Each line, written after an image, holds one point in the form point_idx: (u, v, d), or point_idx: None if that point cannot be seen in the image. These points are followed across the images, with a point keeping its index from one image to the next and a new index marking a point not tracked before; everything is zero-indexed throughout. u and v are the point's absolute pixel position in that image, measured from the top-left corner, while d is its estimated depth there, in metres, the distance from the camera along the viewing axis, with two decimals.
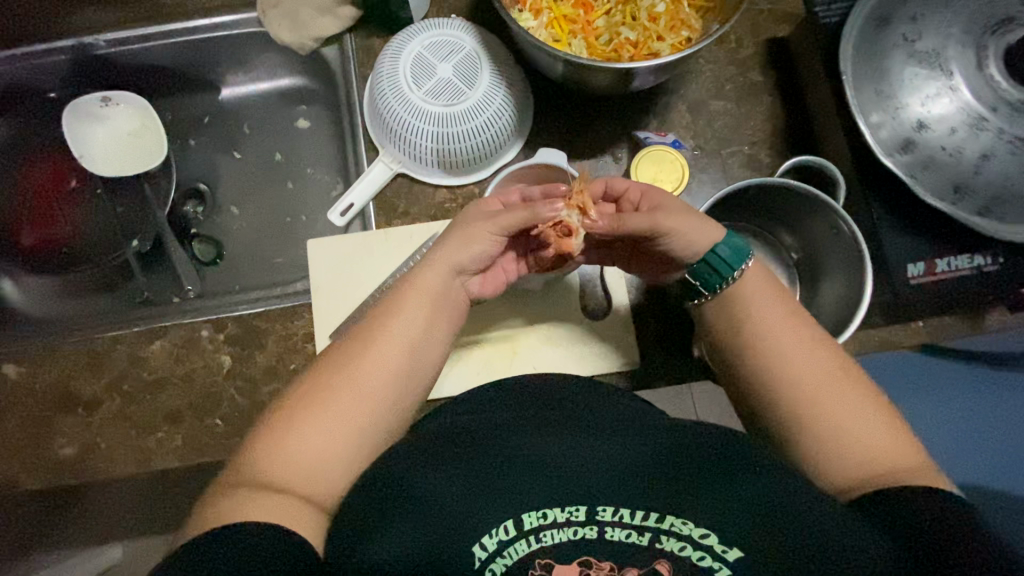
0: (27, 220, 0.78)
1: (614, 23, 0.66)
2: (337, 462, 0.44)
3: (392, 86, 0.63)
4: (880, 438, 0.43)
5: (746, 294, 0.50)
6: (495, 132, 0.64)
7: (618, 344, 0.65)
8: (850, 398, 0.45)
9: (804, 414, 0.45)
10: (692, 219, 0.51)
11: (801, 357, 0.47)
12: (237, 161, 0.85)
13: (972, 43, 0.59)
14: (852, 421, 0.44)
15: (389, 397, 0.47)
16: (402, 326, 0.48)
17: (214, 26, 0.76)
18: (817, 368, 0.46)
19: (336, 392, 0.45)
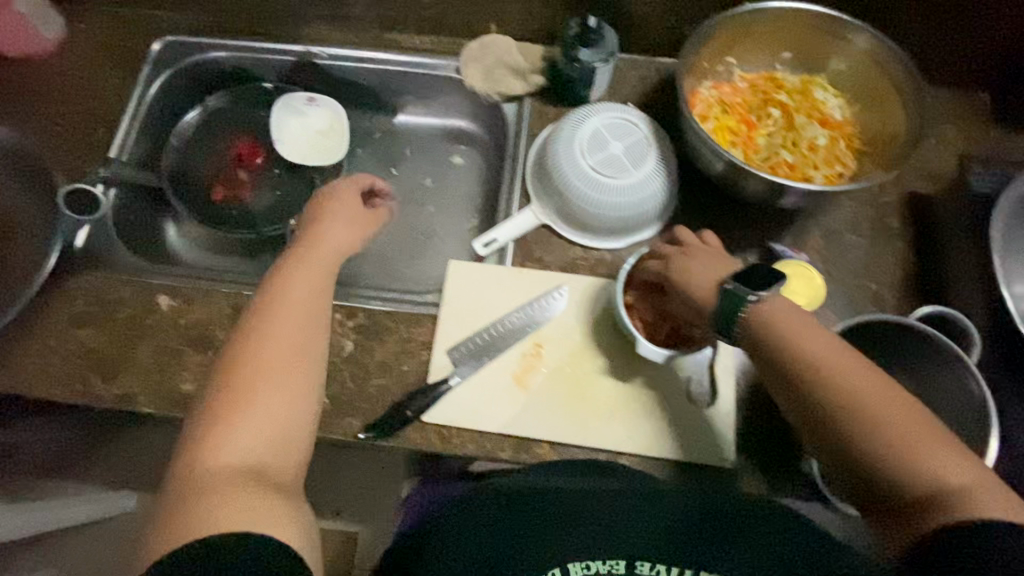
0: (214, 180, 0.88)
1: (774, 143, 0.73)
2: (286, 418, 0.51)
3: (567, 151, 0.71)
4: (933, 463, 0.43)
5: (774, 318, 0.51)
6: (646, 210, 0.71)
7: (715, 437, 0.65)
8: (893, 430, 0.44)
9: (868, 436, 0.45)
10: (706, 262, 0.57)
11: (842, 371, 0.47)
12: (392, 176, 0.94)
13: None
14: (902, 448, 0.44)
15: (311, 344, 0.56)
16: (305, 288, 0.60)
17: (418, 63, 0.86)
18: (858, 380, 0.46)
19: (258, 359, 0.53)
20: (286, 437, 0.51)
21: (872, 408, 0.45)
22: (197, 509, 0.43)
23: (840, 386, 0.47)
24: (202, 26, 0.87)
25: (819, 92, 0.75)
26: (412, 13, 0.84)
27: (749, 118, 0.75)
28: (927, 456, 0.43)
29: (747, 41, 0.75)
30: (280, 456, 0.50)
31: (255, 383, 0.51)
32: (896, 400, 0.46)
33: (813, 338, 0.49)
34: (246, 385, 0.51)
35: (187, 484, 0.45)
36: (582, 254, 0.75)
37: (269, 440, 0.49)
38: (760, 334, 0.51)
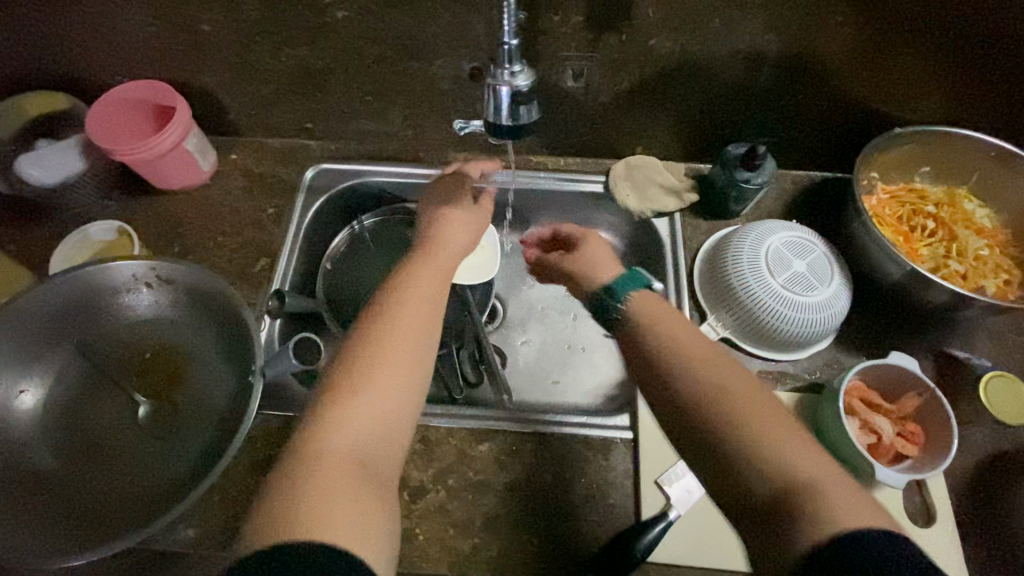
0: None
1: (938, 255, 0.76)
2: (396, 407, 0.51)
3: (753, 271, 0.73)
4: (789, 455, 0.45)
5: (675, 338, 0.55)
6: (835, 325, 0.72)
7: (945, 559, 0.64)
8: (724, 410, 0.48)
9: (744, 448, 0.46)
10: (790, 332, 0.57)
11: (747, 403, 0.49)
12: (530, 287, 0.96)
13: None
14: (749, 430, 0.47)
15: (430, 342, 0.57)
16: (431, 283, 0.62)
17: (564, 181, 0.89)
18: (760, 417, 0.48)
19: (386, 344, 0.54)
20: (388, 435, 0.50)
21: (733, 395, 0.49)
22: (314, 492, 0.44)
23: (678, 374, 0.52)
24: (354, 154, 0.90)
25: (966, 203, 0.80)
26: (563, 140, 0.88)
27: (903, 229, 0.78)
28: (811, 463, 0.45)
29: (895, 159, 0.80)
30: (380, 453, 0.50)
31: (374, 367, 0.52)
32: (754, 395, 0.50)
33: (688, 344, 0.55)
34: (371, 368, 0.52)
35: (305, 450, 0.47)
36: (766, 367, 0.75)
37: (375, 430, 0.50)
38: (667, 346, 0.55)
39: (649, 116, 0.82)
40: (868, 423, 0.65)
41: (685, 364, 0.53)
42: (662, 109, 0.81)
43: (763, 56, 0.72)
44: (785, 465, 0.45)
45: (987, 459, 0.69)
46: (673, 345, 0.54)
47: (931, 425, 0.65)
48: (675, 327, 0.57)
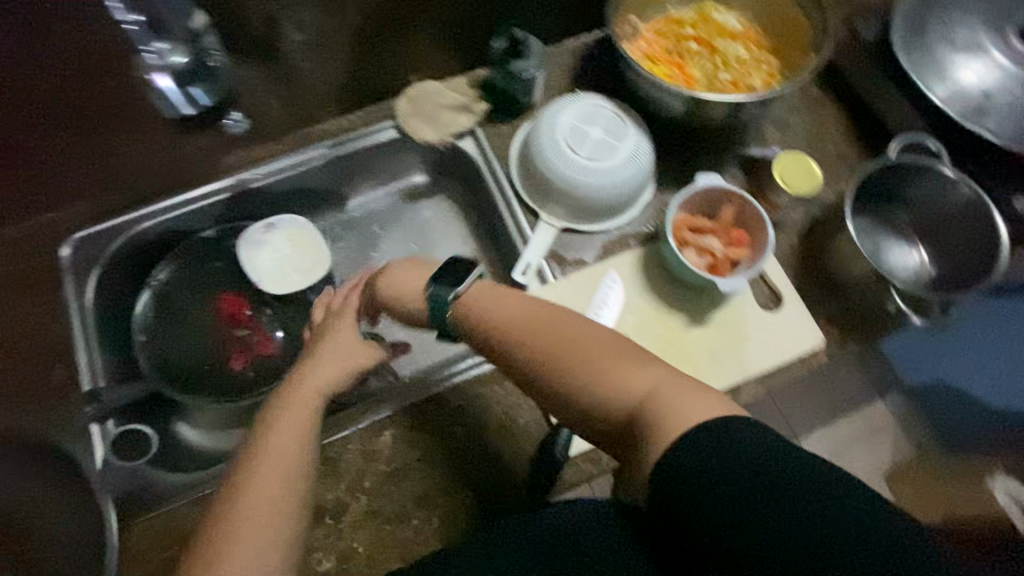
0: (218, 348, 0.78)
1: (709, 71, 0.80)
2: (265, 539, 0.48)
3: (557, 155, 0.73)
4: (617, 383, 0.47)
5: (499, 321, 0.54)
6: (646, 174, 0.75)
7: (798, 330, 0.73)
8: (567, 361, 0.49)
9: (590, 393, 0.48)
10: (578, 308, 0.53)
11: (584, 357, 0.49)
12: (376, 260, 0.90)
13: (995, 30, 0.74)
14: (592, 371, 0.48)
15: (303, 455, 0.53)
16: (315, 388, 0.59)
17: (352, 141, 0.83)
18: (590, 360, 0.49)
19: (260, 475, 0.51)
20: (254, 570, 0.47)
21: (579, 357, 0.49)
22: None
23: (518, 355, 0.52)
24: (109, 207, 0.77)
25: (716, 14, 0.84)
26: (332, 98, 0.80)
27: (676, 59, 0.82)
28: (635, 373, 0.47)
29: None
30: None
31: (243, 499, 0.50)
32: (596, 337, 0.50)
33: (514, 319, 0.53)
34: (240, 500, 0.49)
35: None
36: (609, 238, 0.78)
37: None
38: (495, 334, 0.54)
39: (401, 41, 0.76)
40: (693, 245, 0.71)
41: (523, 331, 0.52)
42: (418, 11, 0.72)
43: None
44: (621, 389, 0.47)
45: (806, 229, 0.78)
46: (509, 317, 0.53)
47: (748, 224, 0.71)
48: (510, 301, 0.55)
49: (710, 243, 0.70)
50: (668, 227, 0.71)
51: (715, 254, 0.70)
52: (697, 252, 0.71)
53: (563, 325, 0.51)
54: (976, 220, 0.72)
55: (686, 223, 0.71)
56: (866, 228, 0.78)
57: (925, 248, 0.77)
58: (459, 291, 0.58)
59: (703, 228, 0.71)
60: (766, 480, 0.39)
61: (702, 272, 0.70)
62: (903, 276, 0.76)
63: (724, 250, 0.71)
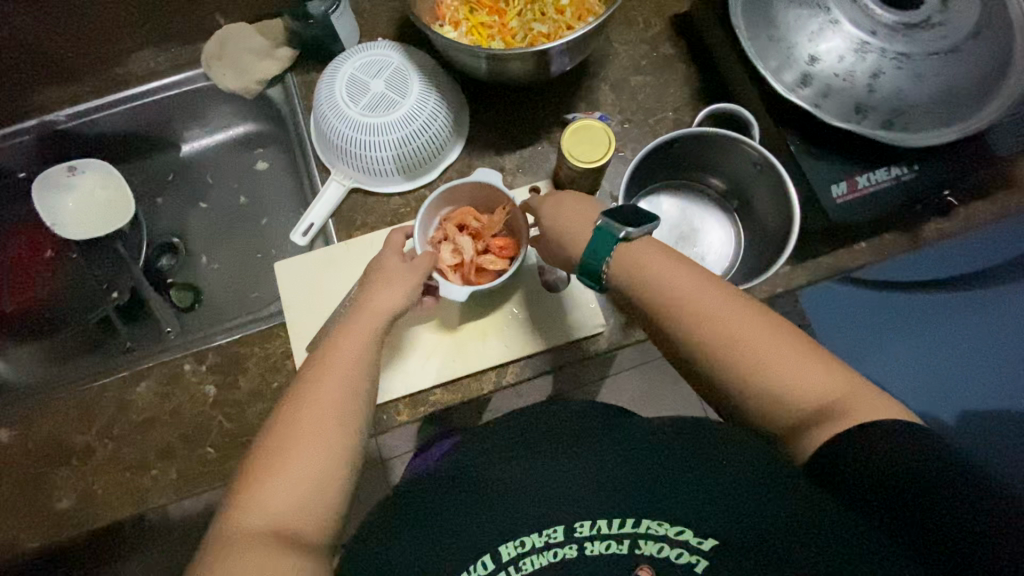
0: (11, 289, 0.80)
1: (526, 21, 0.72)
2: (314, 476, 0.45)
3: (333, 108, 0.68)
4: (799, 380, 0.43)
5: (670, 287, 0.48)
6: (434, 133, 0.70)
7: (579, 312, 0.68)
8: (701, 348, 0.46)
9: (735, 388, 0.45)
10: (689, 270, 0.49)
11: (751, 340, 0.45)
12: (204, 210, 0.88)
13: None
14: (768, 365, 0.44)
15: (339, 394, 0.50)
16: (358, 333, 0.54)
17: (164, 86, 0.81)
18: (749, 335, 0.45)
19: (308, 414, 0.48)
20: (315, 489, 0.45)
21: (735, 346, 0.45)
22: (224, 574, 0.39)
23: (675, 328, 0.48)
24: None
25: None
26: (134, 37, 0.78)
27: (497, 5, 0.73)
28: (781, 360, 0.44)
29: None
30: (313, 504, 0.44)
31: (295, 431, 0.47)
32: (729, 308, 0.47)
33: (676, 281, 0.48)
34: (286, 436, 0.47)
35: (225, 531, 0.42)
36: (400, 202, 0.73)
37: (296, 492, 0.44)
38: (665, 310, 0.48)
39: None
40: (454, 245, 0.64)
41: (689, 301, 0.47)
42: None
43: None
44: (789, 388, 0.43)
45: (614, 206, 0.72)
46: (672, 285, 0.48)
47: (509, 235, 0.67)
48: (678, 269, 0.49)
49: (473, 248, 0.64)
50: (436, 218, 0.67)
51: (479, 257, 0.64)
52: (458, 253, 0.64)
53: (722, 299, 0.47)
54: (769, 185, 0.64)
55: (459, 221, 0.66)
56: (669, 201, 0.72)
57: (722, 219, 0.72)
58: (630, 232, 0.50)
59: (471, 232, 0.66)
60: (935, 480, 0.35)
61: (445, 274, 0.63)
62: (703, 253, 0.71)
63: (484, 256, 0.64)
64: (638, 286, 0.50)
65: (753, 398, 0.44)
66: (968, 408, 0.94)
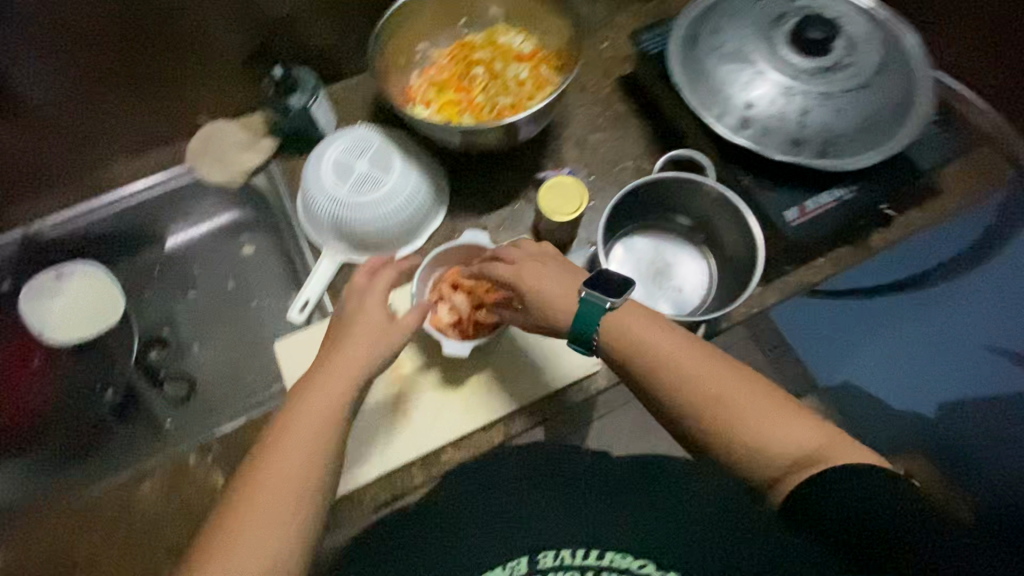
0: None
1: (491, 95, 0.79)
2: (270, 554, 0.46)
3: (321, 190, 0.72)
4: (780, 433, 0.49)
5: (658, 350, 0.53)
6: (419, 204, 0.74)
7: (577, 354, 0.71)
8: (691, 402, 0.51)
9: (724, 439, 0.50)
10: (673, 333, 0.55)
11: (735, 396, 0.51)
12: (192, 299, 0.89)
13: (763, 37, 0.72)
14: (750, 419, 0.49)
15: (302, 464, 0.49)
16: (336, 393, 0.52)
17: (152, 184, 0.85)
18: (733, 391, 0.51)
19: (271, 484, 0.48)
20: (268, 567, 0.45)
21: (721, 404, 0.50)
22: None
23: (665, 384, 0.52)
24: None
25: (504, 36, 0.83)
26: (118, 143, 0.81)
27: (464, 83, 0.81)
28: (765, 415, 0.50)
29: (422, 22, 0.80)
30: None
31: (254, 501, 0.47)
32: (713, 367, 0.52)
33: (663, 343, 0.54)
34: (246, 509, 0.47)
35: None
36: None
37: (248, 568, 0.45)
38: (654, 371, 0.53)
39: (171, 84, 0.77)
40: (449, 303, 0.68)
41: (677, 363, 0.53)
42: (158, 27, 0.71)
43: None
44: (773, 441, 0.49)
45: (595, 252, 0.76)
46: (660, 349, 0.53)
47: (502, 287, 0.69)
48: (665, 334, 0.54)
49: (467, 305, 0.68)
50: (431, 279, 0.71)
51: (474, 313, 0.67)
52: (453, 312, 0.68)
53: (707, 360, 0.53)
54: (731, 218, 0.71)
55: (452, 281, 0.69)
56: (643, 240, 0.78)
57: (693, 252, 0.77)
58: (613, 302, 0.55)
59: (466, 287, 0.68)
60: (875, 514, 0.42)
61: (445, 331, 0.67)
62: (680, 285, 0.76)
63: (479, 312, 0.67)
64: (626, 349, 0.54)
65: (740, 445, 0.49)
66: (948, 399, 1.02)
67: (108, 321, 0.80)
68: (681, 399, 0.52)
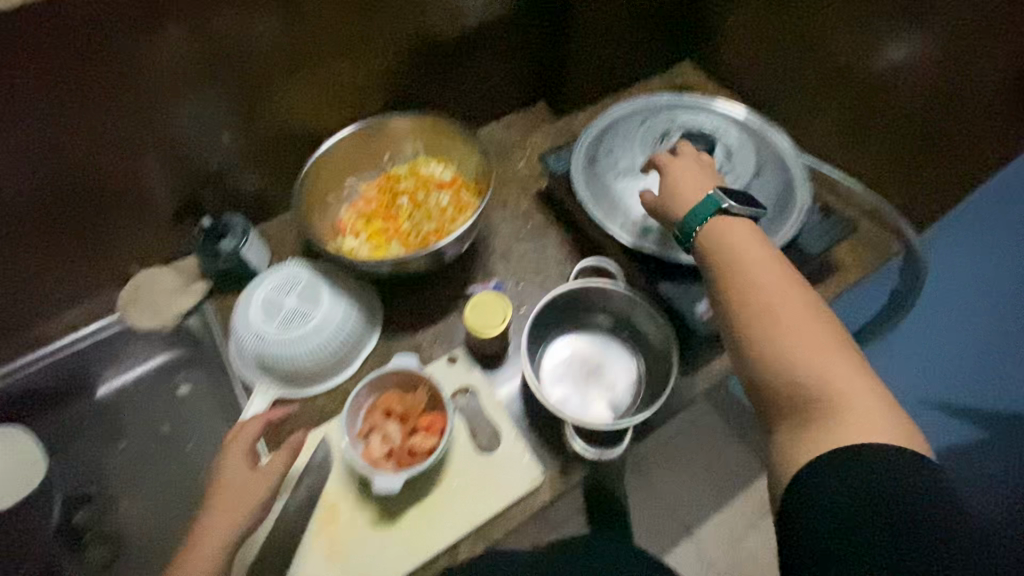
0: None
1: (416, 221, 0.85)
2: None
3: (250, 331, 0.74)
4: (838, 367, 0.49)
5: (739, 257, 0.57)
6: (349, 332, 0.76)
7: (516, 469, 0.70)
8: (747, 302, 0.54)
9: (774, 346, 0.51)
10: (763, 252, 0.57)
11: (799, 320, 0.52)
12: (123, 450, 0.86)
13: (652, 153, 0.81)
14: (811, 346, 0.50)
15: None
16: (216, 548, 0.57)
17: (76, 340, 0.85)
18: (800, 316, 0.52)
19: None
20: None
21: (779, 315, 0.52)
22: None
23: (729, 278, 0.56)
24: None
25: (426, 167, 0.90)
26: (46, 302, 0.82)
27: (390, 211, 0.87)
28: (832, 352, 0.50)
29: (344, 163, 0.87)
30: None
31: None
32: (789, 289, 0.54)
33: (758, 256, 0.57)
34: None
35: None
36: (324, 401, 0.75)
37: None
38: (732, 266, 0.57)
39: (102, 243, 0.80)
40: (382, 431, 0.68)
41: (769, 275, 0.55)
42: (88, 192, 0.75)
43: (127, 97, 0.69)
44: (820, 373, 0.49)
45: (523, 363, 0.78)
46: (751, 263, 0.56)
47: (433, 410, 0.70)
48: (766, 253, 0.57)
49: (399, 433, 0.68)
50: (360, 408, 0.70)
51: (408, 439, 0.68)
52: (387, 440, 0.68)
53: (786, 289, 0.54)
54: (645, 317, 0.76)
55: (384, 407, 0.69)
56: (573, 342, 0.80)
57: (622, 349, 0.79)
58: (730, 206, 0.62)
59: (394, 415, 0.69)
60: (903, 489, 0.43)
61: (380, 466, 0.66)
62: (611, 384, 0.77)
63: (413, 438, 0.68)
64: (721, 251, 0.59)
65: (777, 363, 0.50)
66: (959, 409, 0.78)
67: (27, 490, 0.79)
68: (740, 303, 0.54)
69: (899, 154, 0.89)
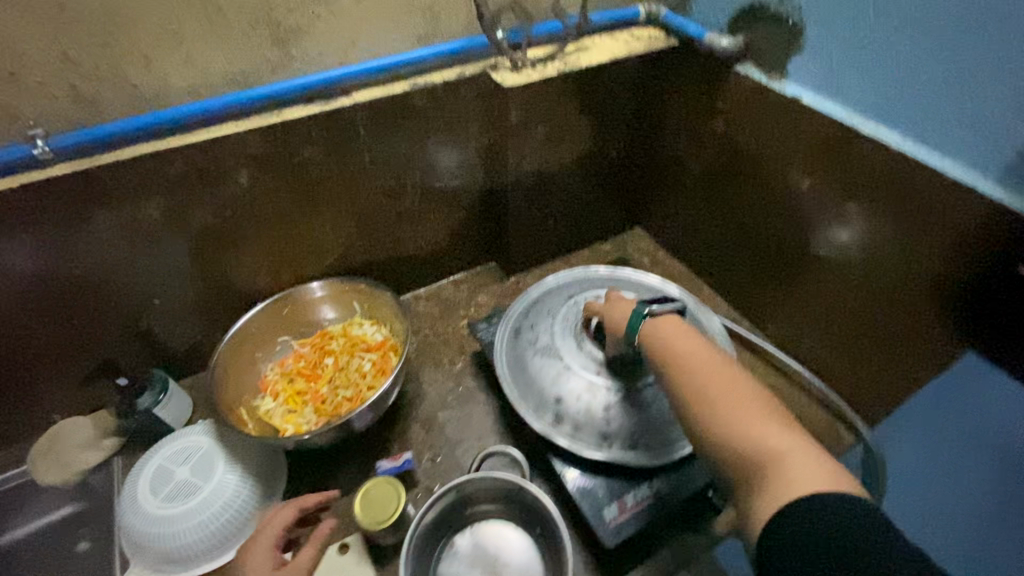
0: None
1: (336, 385, 0.82)
2: None
3: (134, 502, 0.72)
4: (770, 437, 0.49)
5: (673, 345, 0.60)
6: (236, 509, 0.72)
7: None
8: (684, 382, 0.56)
9: (707, 417, 0.53)
10: (702, 342, 0.60)
11: (727, 393, 0.53)
12: None
13: (571, 332, 0.79)
14: (741, 419, 0.51)
15: None
16: None
17: None
18: (733, 392, 0.53)
19: None
20: None
21: (711, 395, 0.54)
22: None
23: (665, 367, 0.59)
24: None
25: (358, 328, 0.89)
26: None
27: (313, 370, 0.85)
28: (765, 424, 0.50)
29: (280, 324, 0.87)
30: None
31: None
32: (722, 372, 0.56)
33: (691, 347, 0.59)
34: None
35: None
36: None
37: None
38: (667, 356, 0.60)
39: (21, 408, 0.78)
40: None
41: (697, 364, 0.57)
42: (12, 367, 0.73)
43: (42, 275, 0.68)
44: (754, 440, 0.49)
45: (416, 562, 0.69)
46: (689, 352, 0.59)
47: None
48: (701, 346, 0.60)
49: None
50: None
51: None
52: None
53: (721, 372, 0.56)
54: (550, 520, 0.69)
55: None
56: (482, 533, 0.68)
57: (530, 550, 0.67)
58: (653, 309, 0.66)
59: None
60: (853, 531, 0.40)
61: None
62: None
63: None
64: (657, 346, 0.62)
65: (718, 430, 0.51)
66: None
67: None
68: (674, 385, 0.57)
69: (847, 343, 0.80)
